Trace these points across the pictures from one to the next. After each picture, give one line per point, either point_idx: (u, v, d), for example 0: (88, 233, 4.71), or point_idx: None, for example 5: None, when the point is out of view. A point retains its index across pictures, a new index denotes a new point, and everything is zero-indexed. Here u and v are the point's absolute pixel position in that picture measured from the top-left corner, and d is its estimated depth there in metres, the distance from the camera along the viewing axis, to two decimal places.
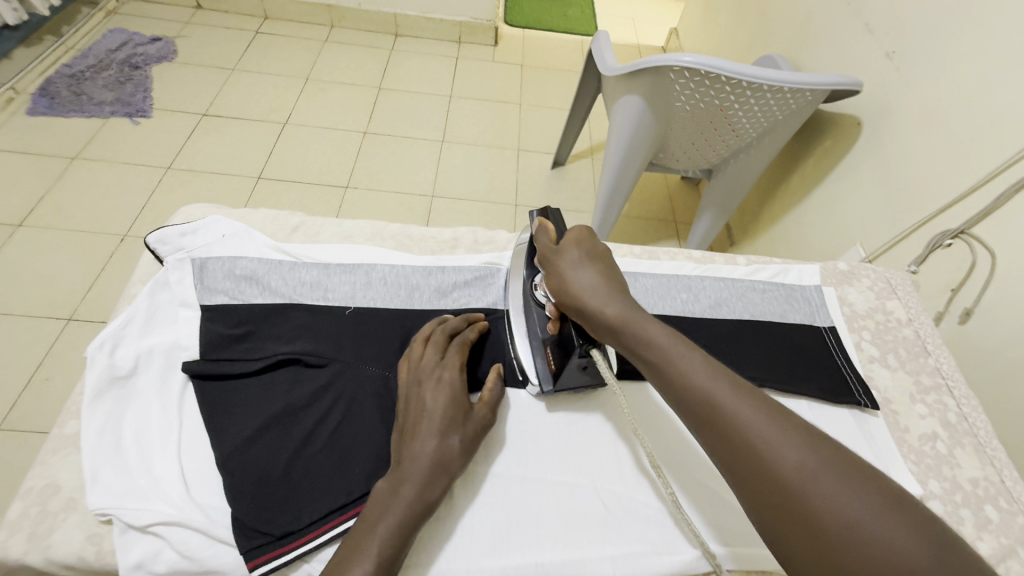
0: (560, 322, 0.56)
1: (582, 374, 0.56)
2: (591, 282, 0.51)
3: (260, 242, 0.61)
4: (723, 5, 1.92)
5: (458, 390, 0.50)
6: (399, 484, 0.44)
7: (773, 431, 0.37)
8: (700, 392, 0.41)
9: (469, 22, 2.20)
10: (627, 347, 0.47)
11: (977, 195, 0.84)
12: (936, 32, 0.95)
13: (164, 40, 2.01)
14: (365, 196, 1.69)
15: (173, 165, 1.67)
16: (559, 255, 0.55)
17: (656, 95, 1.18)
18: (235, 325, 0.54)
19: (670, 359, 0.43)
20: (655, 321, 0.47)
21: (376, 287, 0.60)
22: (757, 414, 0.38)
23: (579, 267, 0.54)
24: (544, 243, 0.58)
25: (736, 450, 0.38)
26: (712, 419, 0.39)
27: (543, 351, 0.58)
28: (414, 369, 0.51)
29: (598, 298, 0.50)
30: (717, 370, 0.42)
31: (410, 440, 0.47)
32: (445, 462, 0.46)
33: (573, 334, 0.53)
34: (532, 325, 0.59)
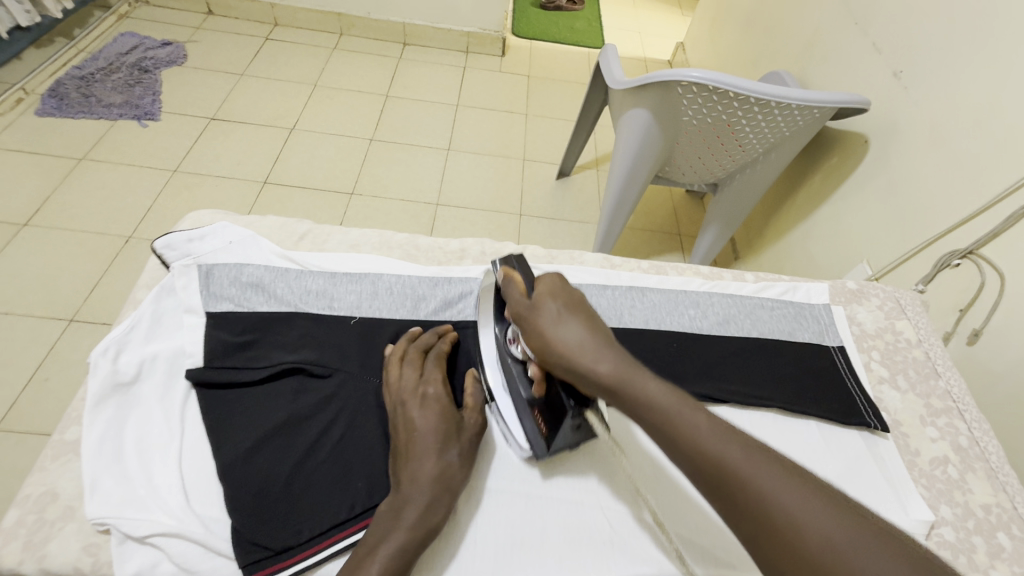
0: (545, 384, 0.51)
1: (575, 433, 0.52)
2: (577, 338, 0.47)
3: (267, 250, 0.61)
4: (730, 21, 1.93)
5: (447, 404, 0.50)
6: (403, 507, 0.44)
7: (797, 504, 0.35)
8: (712, 462, 0.37)
9: (477, 33, 2.22)
10: (626, 411, 0.43)
11: (986, 215, 0.84)
12: (945, 52, 0.95)
13: (175, 44, 2.03)
14: (370, 203, 1.69)
15: (180, 168, 1.67)
16: (537, 310, 0.50)
17: (663, 109, 1.18)
18: (239, 333, 0.54)
19: (674, 421, 0.40)
20: (650, 377, 0.43)
21: (382, 297, 0.60)
22: (776, 485, 0.35)
23: (563, 320, 0.48)
24: (515, 299, 0.53)
25: (760, 529, 0.35)
26: (729, 490, 0.37)
27: (531, 413, 0.53)
28: (396, 392, 0.50)
29: (587, 355, 0.45)
30: (727, 434, 0.38)
31: (406, 462, 0.46)
32: (446, 477, 0.46)
33: (564, 398, 0.49)
34: (513, 388, 0.54)
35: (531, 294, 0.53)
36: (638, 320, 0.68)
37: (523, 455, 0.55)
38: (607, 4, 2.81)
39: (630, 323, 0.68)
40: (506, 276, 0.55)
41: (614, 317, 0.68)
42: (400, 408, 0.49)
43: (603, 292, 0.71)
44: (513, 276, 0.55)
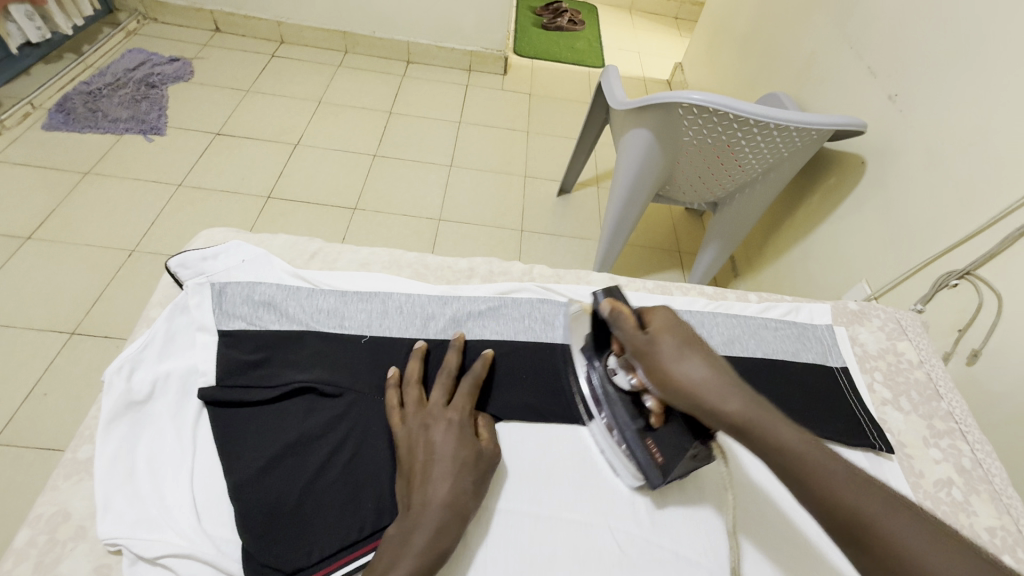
0: (663, 415, 0.52)
1: (690, 462, 0.53)
2: (702, 375, 0.47)
3: (279, 268, 0.61)
4: (728, 43, 1.98)
5: (465, 432, 0.50)
6: (411, 531, 0.43)
7: (926, 548, 0.36)
8: (834, 498, 0.40)
9: (480, 52, 2.26)
10: (748, 443, 0.45)
11: (982, 237, 0.85)
12: (938, 78, 0.98)
13: (182, 61, 2.06)
14: (373, 218, 1.70)
15: (184, 183, 1.68)
16: (656, 347, 0.50)
17: (665, 129, 1.21)
18: (251, 351, 0.54)
19: (797, 456, 0.42)
20: (773, 413, 0.45)
21: (393, 316, 0.60)
22: (900, 524, 0.38)
23: (683, 357, 0.49)
24: (627, 332, 0.52)
25: (881, 564, 0.37)
26: (849, 525, 0.39)
27: (643, 443, 0.53)
28: (420, 414, 0.51)
29: (714, 394, 0.46)
30: (851, 474, 0.40)
31: (420, 485, 0.46)
32: (459, 507, 0.45)
33: (688, 435, 0.52)
34: (626, 420, 0.54)
35: (645, 327, 0.52)
36: None
37: (633, 484, 0.56)
38: (607, 24, 2.87)
39: None
40: (613, 307, 0.54)
41: None
42: (422, 429, 0.49)
43: None
44: (620, 309, 0.55)
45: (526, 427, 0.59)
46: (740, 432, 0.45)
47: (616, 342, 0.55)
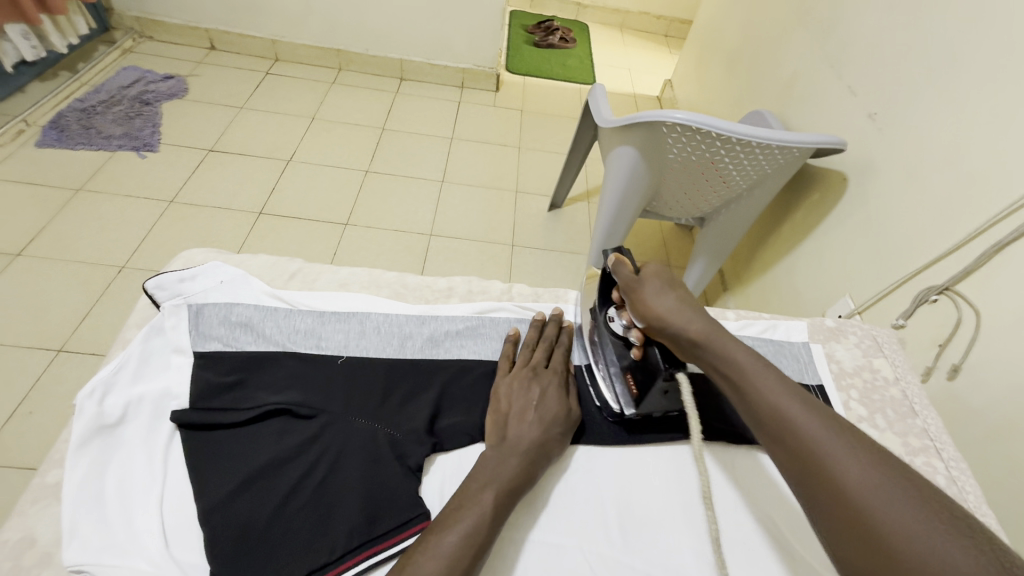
0: (643, 348, 0.59)
1: (664, 398, 0.58)
2: (671, 306, 0.55)
3: (257, 289, 0.62)
4: (715, 61, 2.02)
5: (561, 392, 0.57)
6: (507, 459, 0.50)
7: (851, 460, 0.41)
8: (775, 415, 0.46)
9: (472, 69, 2.29)
10: (711, 364, 0.52)
11: (959, 253, 0.87)
12: (915, 97, 1.00)
13: (177, 78, 2.09)
14: (364, 233, 1.71)
15: (176, 199, 1.69)
16: (641, 284, 0.59)
17: (649, 147, 1.23)
18: (226, 373, 0.55)
19: (751, 381, 0.48)
20: (734, 342, 0.51)
21: (369, 336, 0.61)
22: (829, 437, 0.43)
23: (662, 291, 0.57)
24: (621, 275, 0.61)
25: (808, 474, 0.42)
26: (784, 436, 0.45)
27: (624, 376, 0.61)
28: (527, 369, 0.58)
29: (681, 319, 0.54)
30: (797, 397, 0.46)
31: (516, 425, 0.53)
32: (543, 449, 0.52)
33: (658, 359, 0.56)
34: (613, 356, 0.62)
35: (637, 270, 0.61)
36: None
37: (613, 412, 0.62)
38: (597, 42, 2.92)
39: None
40: (616, 260, 0.63)
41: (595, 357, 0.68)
42: (528, 383, 0.57)
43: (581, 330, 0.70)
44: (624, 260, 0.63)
45: None
46: (699, 346, 0.52)
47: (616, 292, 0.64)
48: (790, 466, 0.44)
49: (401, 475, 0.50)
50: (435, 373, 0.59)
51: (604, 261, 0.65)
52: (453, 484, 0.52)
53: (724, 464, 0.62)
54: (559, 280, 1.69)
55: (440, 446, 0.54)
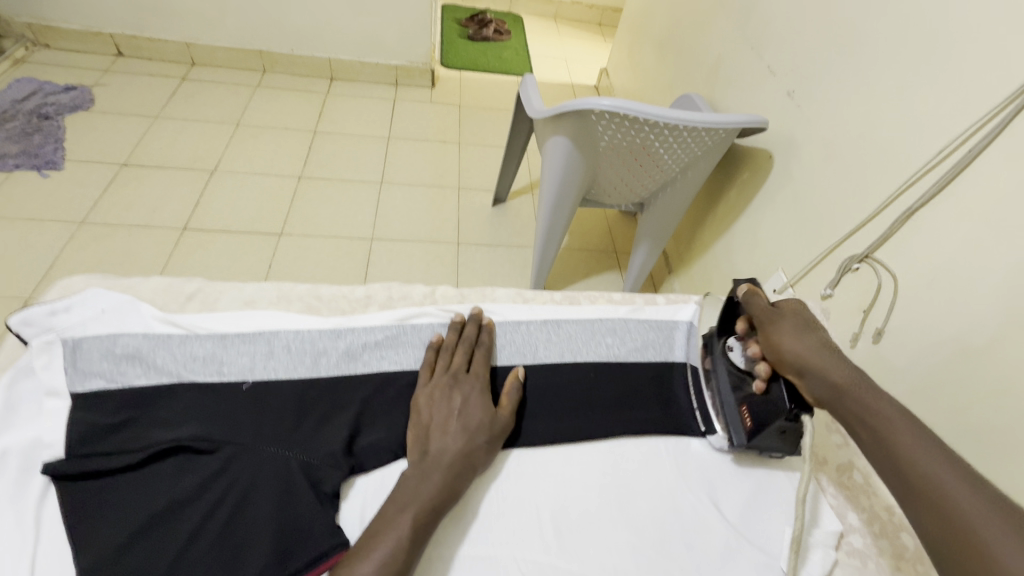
0: (768, 381, 0.58)
1: (780, 438, 0.57)
2: (808, 348, 0.55)
3: (147, 314, 0.56)
4: (646, 46, 2.03)
5: (485, 397, 0.55)
6: (429, 473, 0.48)
7: (1016, 546, 0.37)
8: (925, 477, 0.43)
9: (405, 65, 2.22)
10: (853, 419, 0.50)
11: (875, 222, 0.90)
12: (827, 75, 1.04)
13: (80, 88, 1.92)
14: (301, 242, 1.63)
15: (87, 219, 1.56)
16: (778, 319, 0.58)
17: (580, 136, 1.21)
18: (110, 414, 0.50)
19: (901, 446, 0.46)
20: (885, 398, 0.49)
21: (279, 356, 0.56)
22: (986, 514, 0.39)
23: (804, 333, 0.56)
24: (757, 308, 0.61)
25: (950, 536, 0.40)
26: (930, 498, 0.42)
27: (738, 407, 0.60)
28: (450, 377, 0.56)
29: (824, 363, 0.53)
30: (955, 467, 0.43)
31: (439, 439, 0.51)
32: (468, 460, 0.50)
33: (785, 399, 0.56)
34: (728, 387, 0.61)
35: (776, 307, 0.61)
36: (553, 355, 0.66)
37: (706, 462, 0.60)
38: (533, 34, 2.90)
39: (545, 358, 0.65)
40: (750, 291, 0.63)
41: (529, 353, 0.66)
42: (449, 392, 0.55)
43: (517, 327, 0.67)
44: (757, 292, 0.63)
45: None
46: (844, 401, 0.51)
47: (744, 319, 0.63)
48: (941, 540, 0.41)
49: (314, 505, 0.47)
50: (352, 391, 0.55)
51: (733, 290, 0.66)
52: (375, 506, 0.49)
53: (661, 449, 0.61)
54: (507, 275, 1.67)
55: (359, 468, 0.51)
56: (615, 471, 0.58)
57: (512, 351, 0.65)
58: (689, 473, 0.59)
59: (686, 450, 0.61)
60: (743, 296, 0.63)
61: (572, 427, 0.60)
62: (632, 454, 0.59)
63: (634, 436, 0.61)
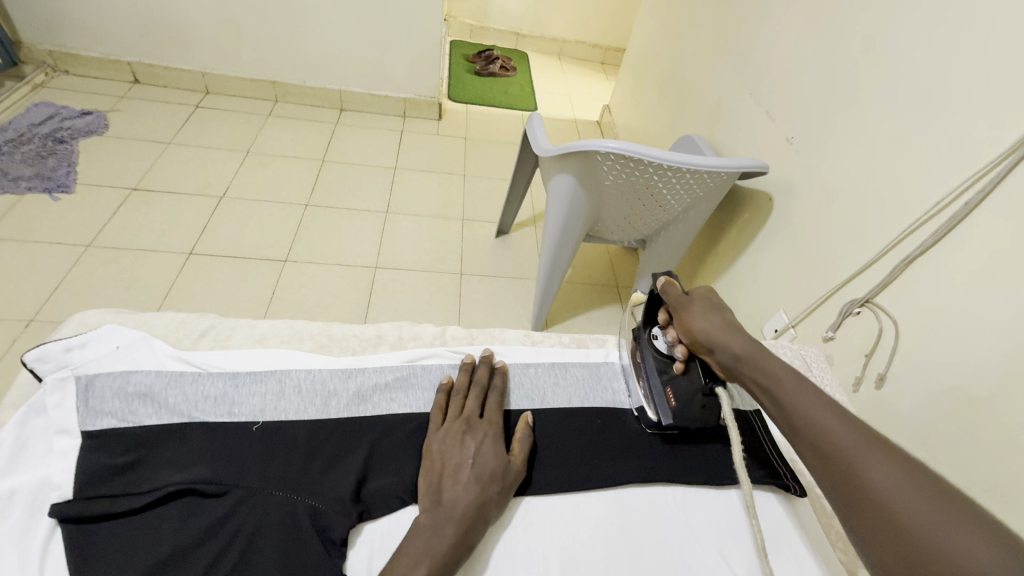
0: (686, 363, 0.65)
1: (702, 411, 0.63)
2: (715, 325, 0.60)
3: (161, 351, 0.57)
4: (648, 86, 2.10)
5: (497, 445, 0.55)
6: (440, 525, 0.47)
7: (882, 467, 0.40)
8: (807, 417, 0.46)
9: (413, 98, 2.29)
10: (750, 376, 0.54)
11: (875, 268, 0.92)
12: (824, 123, 1.08)
13: (95, 114, 1.96)
14: (306, 269, 1.64)
15: (95, 242, 1.57)
16: (689, 305, 0.64)
17: (588, 175, 1.24)
18: (120, 454, 0.49)
19: (792, 397, 0.49)
20: (775, 358, 0.53)
21: (289, 397, 0.57)
22: (861, 448, 0.42)
23: (711, 312, 0.62)
24: (671, 296, 0.67)
25: (831, 466, 0.43)
26: (818, 442, 0.44)
27: (663, 389, 0.65)
28: (462, 422, 0.56)
29: (727, 337, 0.58)
30: (833, 407, 0.46)
31: (448, 486, 0.51)
32: (482, 510, 0.49)
33: (700, 374, 0.63)
34: (654, 370, 0.67)
35: (687, 293, 0.66)
36: (561, 400, 0.66)
37: (714, 515, 0.60)
38: (537, 70, 2.99)
39: (552, 403, 0.66)
40: (667, 281, 0.69)
41: (537, 397, 0.66)
42: (460, 438, 0.55)
43: (525, 370, 0.68)
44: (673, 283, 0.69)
45: None
46: (743, 364, 0.55)
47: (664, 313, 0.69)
48: (825, 474, 0.43)
49: (320, 553, 0.46)
50: (362, 433, 0.55)
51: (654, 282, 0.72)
52: (381, 557, 0.49)
53: (666, 499, 0.60)
54: (510, 307, 1.68)
55: (367, 514, 0.51)
56: (623, 521, 0.57)
57: (519, 394, 0.65)
58: (697, 526, 0.58)
59: (693, 500, 0.61)
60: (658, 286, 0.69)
61: (579, 475, 0.60)
62: (638, 505, 0.59)
63: (639, 485, 0.61)
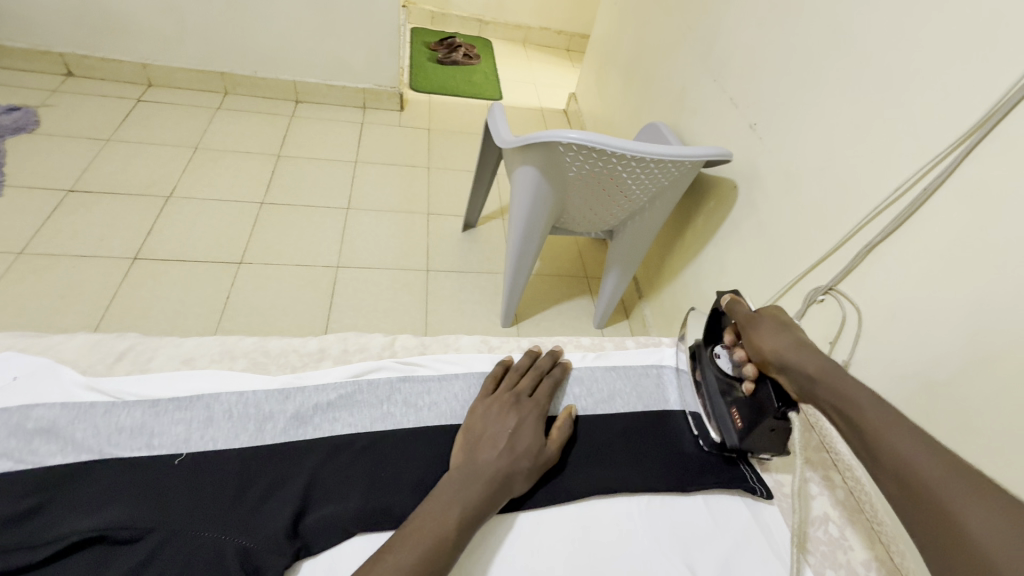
0: (755, 385, 0.62)
1: (771, 436, 0.61)
2: (785, 346, 0.58)
3: (69, 380, 0.53)
4: (613, 73, 2.06)
5: (539, 424, 0.57)
6: (427, 524, 0.46)
7: (986, 516, 0.39)
8: (895, 454, 0.45)
9: (373, 89, 2.20)
10: (826, 401, 0.53)
11: (838, 255, 0.91)
12: (786, 109, 1.06)
13: (24, 109, 1.82)
14: (261, 271, 1.56)
15: (27, 250, 1.45)
16: (758, 324, 0.62)
17: (549, 168, 1.20)
18: (16, 501, 0.45)
19: (870, 423, 0.48)
20: (857, 383, 0.52)
21: (218, 423, 0.53)
22: (960, 493, 0.40)
23: (781, 332, 0.60)
24: (740, 315, 0.66)
25: (926, 510, 0.41)
26: (908, 483, 0.43)
27: (728, 409, 0.63)
28: (513, 400, 0.58)
29: (800, 358, 0.57)
30: (927, 444, 0.44)
31: (480, 457, 0.53)
32: (507, 480, 0.52)
33: (772, 398, 0.59)
34: (717, 391, 0.65)
35: (756, 313, 0.65)
36: None
37: (680, 521, 0.58)
38: (502, 59, 2.92)
39: None
40: (733, 299, 0.69)
41: None
42: (511, 414, 0.57)
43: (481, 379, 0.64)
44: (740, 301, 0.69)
45: (373, 536, 0.49)
46: (816, 384, 0.54)
47: (731, 330, 0.67)
48: (912, 511, 0.43)
49: None
50: (301, 459, 0.52)
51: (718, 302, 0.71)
52: None
53: (632, 509, 0.58)
54: (478, 303, 1.64)
55: (306, 550, 0.47)
56: (587, 535, 0.55)
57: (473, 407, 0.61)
58: (663, 536, 0.56)
59: (658, 507, 0.58)
60: (726, 305, 0.69)
61: (538, 489, 0.57)
62: (602, 516, 0.57)
63: (603, 495, 0.58)
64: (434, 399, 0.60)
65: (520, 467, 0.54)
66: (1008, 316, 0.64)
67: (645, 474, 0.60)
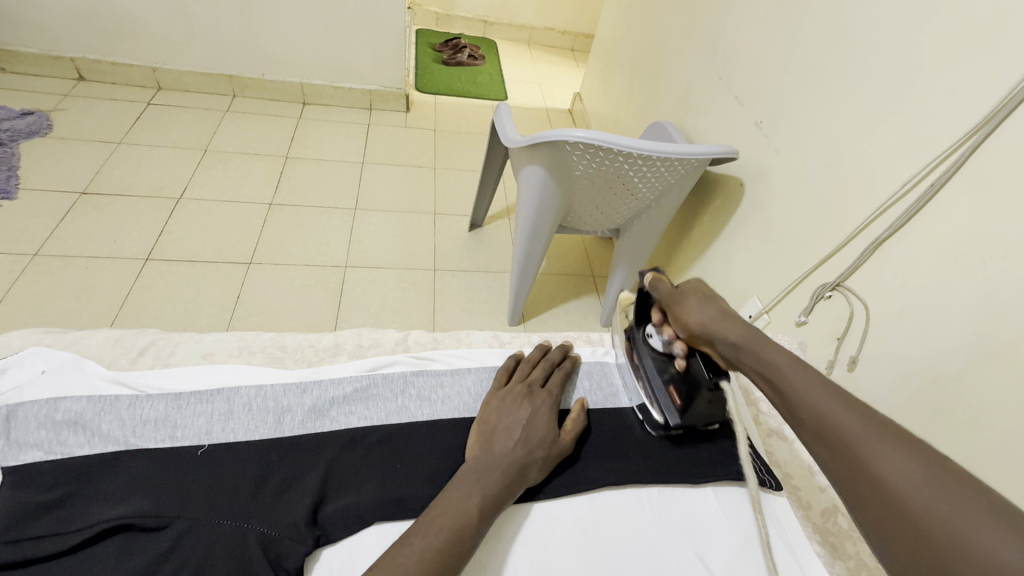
0: (686, 361, 0.63)
1: (709, 406, 0.63)
2: (709, 317, 0.58)
3: (93, 374, 0.55)
4: (618, 72, 2.07)
5: (553, 415, 0.58)
6: (439, 513, 0.47)
7: (897, 458, 0.39)
8: (808, 405, 0.46)
9: (379, 90, 2.22)
10: (751, 367, 0.53)
11: (845, 251, 0.91)
12: (791, 107, 1.07)
13: (37, 114, 1.84)
14: (272, 271, 1.58)
15: (42, 251, 1.48)
16: (683, 298, 0.62)
17: (555, 167, 1.21)
18: (46, 490, 0.47)
19: (790, 384, 0.48)
20: (777, 346, 0.52)
21: (238, 416, 0.54)
22: (873, 438, 0.41)
23: (704, 303, 0.59)
24: (662, 292, 0.64)
25: (842, 463, 0.42)
26: (825, 434, 0.44)
27: (666, 388, 0.64)
28: (519, 394, 0.59)
29: (725, 328, 0.56)
30: (838, 395, 0.45)
31: (493, 448, 0.54)
32: (523, 469, 0.53)
33: (704, 371, 0.60)
34: (654, 371, 0.66)
35: (677, 287, 0.64)
36: None
37: (691, 514, 0.58)
38: (506, 59, 2.94)
39: None
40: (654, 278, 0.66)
41: None
42: (518, 407, 0.57)
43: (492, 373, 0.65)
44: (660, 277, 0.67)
45: (391, 527, 0.50)
46: (742, 353, 0.54)
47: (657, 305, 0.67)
48: (832, 462, 0.43)
49: None
50: (319, 450, 0.53)
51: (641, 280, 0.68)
52: None
53: (641, 501, 0.59)
54: (485, 302, 1.65)
55: (326, 538, 0.48)
56: (597, 527, 0.56)
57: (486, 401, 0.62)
58: (673, 526, 0.57)
59: (668, 501, 0.59)
60: (647, 282, 0.67)
61: (552, 480, 0.58)
62: (613, 509, 0.57)
63: (614, 487, 0.59)
64: (447, 393, 0.61)
65: (535, 457, 0.55)
66: (1013, 311, 0.64)
67: (654, 466, 0.61)
